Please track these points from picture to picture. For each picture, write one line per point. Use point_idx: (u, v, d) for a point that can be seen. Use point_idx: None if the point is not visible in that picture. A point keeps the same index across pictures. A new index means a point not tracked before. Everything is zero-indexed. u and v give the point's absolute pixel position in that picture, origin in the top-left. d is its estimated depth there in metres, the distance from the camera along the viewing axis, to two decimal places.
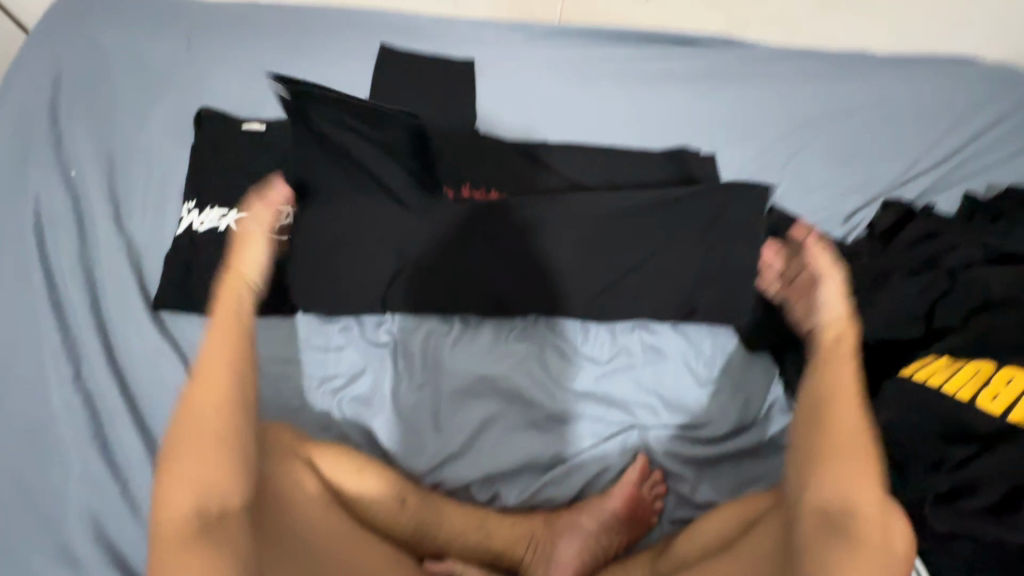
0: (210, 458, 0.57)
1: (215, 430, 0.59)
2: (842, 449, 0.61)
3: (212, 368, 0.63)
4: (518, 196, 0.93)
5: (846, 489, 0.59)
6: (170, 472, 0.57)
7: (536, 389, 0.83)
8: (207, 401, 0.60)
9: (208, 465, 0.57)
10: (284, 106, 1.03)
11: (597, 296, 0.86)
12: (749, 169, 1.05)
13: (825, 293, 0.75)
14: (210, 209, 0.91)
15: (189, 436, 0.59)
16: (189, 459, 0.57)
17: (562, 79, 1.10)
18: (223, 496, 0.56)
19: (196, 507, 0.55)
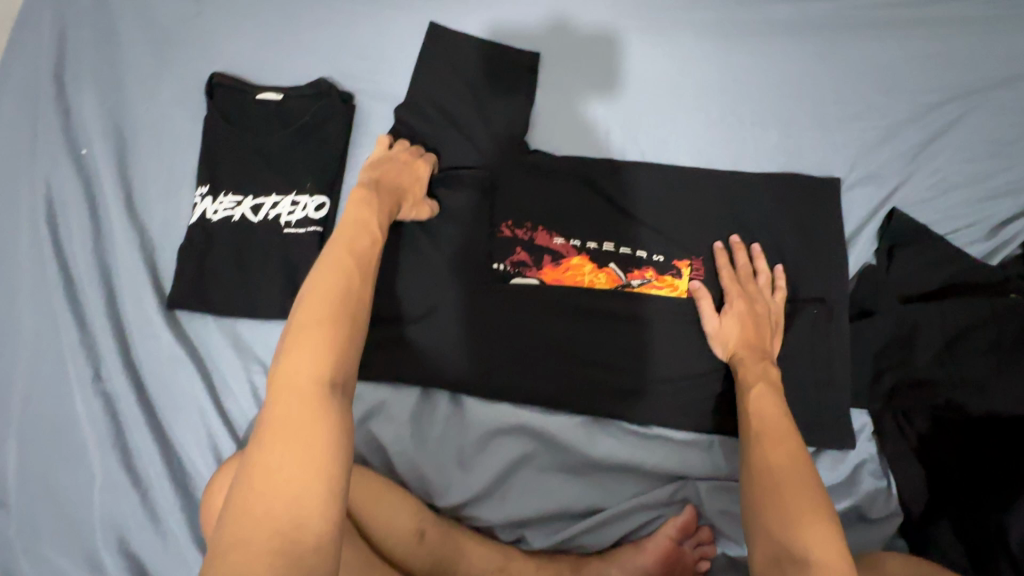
0: (320, 345, 0.52)
1: (326, 313, 0.54)
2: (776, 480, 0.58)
3: (351, 241, 0.63)
4: (569, 237, 0.80)
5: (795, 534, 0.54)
6: (292, 343, 0.52)
7: (571, 432, 0.73)
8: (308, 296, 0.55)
9: (322, 344, 0.52)
10: (303, 69, 0.89)
11: (662, 392, 0.75)
12: (866, 159, 0.82)
13: (728, 343, 0.72)
14: (224, 196, 0.83)
15: (310, 307, 0.54)
16: (309, 338, 0.52)
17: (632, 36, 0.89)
18: (335, 367, 0.51)
19: (325, 373, 0.50)
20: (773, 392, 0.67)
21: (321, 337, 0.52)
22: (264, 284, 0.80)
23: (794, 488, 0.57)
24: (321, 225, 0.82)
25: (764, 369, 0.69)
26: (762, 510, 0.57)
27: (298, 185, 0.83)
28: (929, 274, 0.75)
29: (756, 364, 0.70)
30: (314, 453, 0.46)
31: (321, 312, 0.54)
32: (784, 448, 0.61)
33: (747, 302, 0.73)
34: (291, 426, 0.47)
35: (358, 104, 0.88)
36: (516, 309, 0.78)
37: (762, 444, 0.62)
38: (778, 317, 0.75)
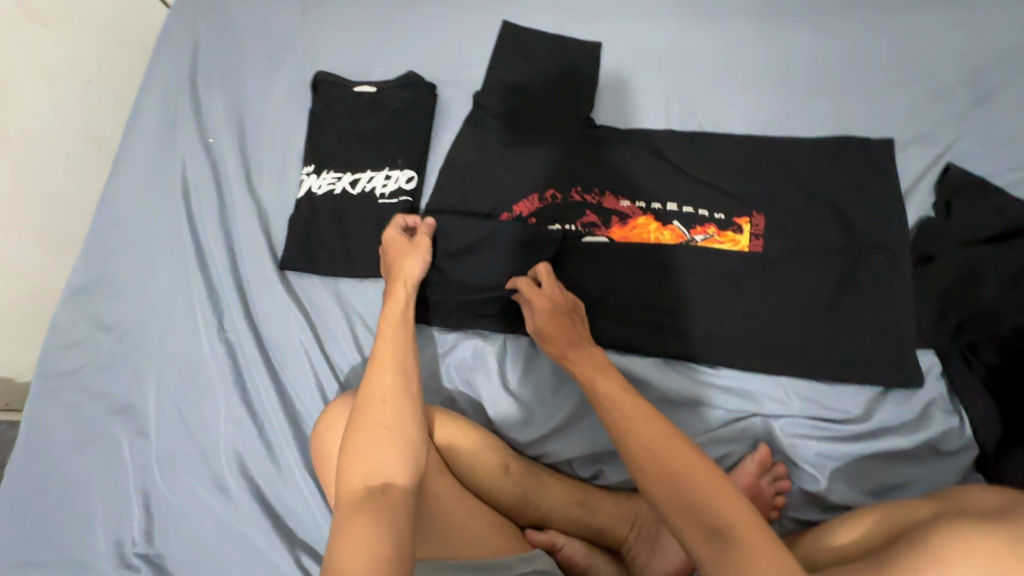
0: (384, 441, 0.64)
1: (381, 418, 0.66)
2: (670, 478, 0.54)
3: (382, 359, 0.71)
4: (635, 199, 0.89)
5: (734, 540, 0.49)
6: (350, 447, 0.64)
7: (648, 369, 0.79)
8: (359, 433, 0.65)
9: (381, 442, 0.64)
10: (392, 66, 1.02)
11: (726, 336, 0.79)
12: (918, 120, 0.87)
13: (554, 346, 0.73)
14: (327, 173, 0.95)
15: (360, 419, 0.66)
16: (370, 440, 0.64)
17: (684, 26, 0.98)
18: (385, 463, 0.62)
19: (370, 483, 0.61)
20: (613, 376, 0.66)
21: (371, 446, 0.63)
22: (362, 246, 0.91)
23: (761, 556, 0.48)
24: (410, 195, 0.93)
25: (589, 357, 0.70)
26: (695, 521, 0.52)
27: (390, 161, 0.94)
28: (989, 220, 0.77)
29: (582, 358, 0.70)
30: (376, 527, 0.56)
31: (370, 451, 0.63)
32: (662, 434, 0.57)
33: (551, 302, 0.75)
34: (347, 517, 0.58)
35: (440, 93, 1.00)
36: (583, 259, 0.84)
37: (626, 435, 0.59)
38: (579, 311, 0.77)
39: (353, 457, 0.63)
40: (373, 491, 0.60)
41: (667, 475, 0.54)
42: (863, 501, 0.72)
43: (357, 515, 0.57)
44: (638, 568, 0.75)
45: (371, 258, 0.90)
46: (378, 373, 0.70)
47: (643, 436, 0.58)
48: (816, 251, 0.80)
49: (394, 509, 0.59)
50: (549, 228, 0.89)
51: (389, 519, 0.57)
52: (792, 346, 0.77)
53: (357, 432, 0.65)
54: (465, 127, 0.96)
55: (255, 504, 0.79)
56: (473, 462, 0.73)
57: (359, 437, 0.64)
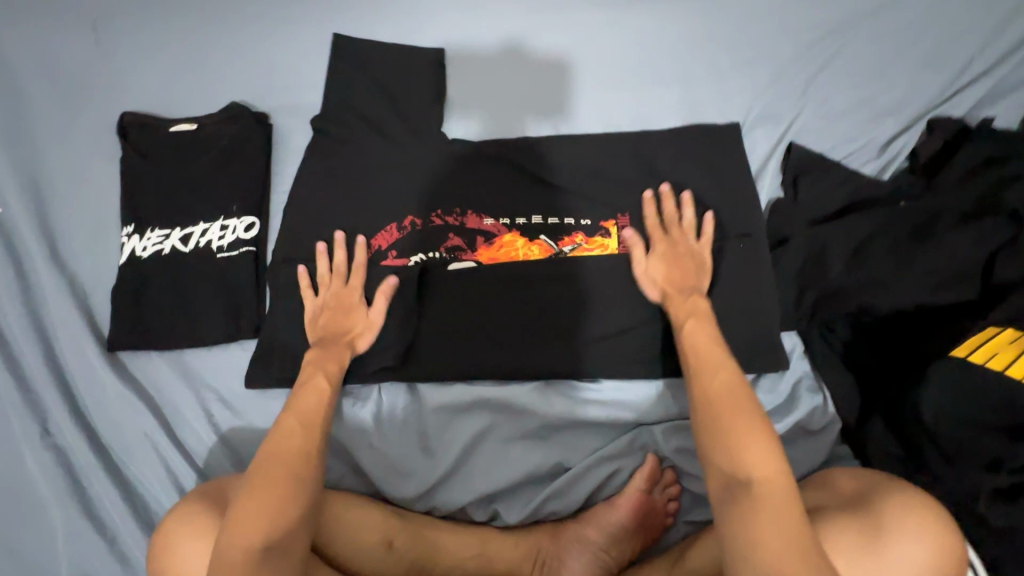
0: (284, 492, 0.60)
1: (291, 459, 0.63)
2: (731, 416, 0.60)
3: (298, 407, 0.68)
4: (498, 216, 0.84)
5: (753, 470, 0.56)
6: (247, 498, 0.59)
7: (528, 397, 0.75)
8: (264, 480, 0.61)
9: (286, 493, 0.60)
10: (213, 97, 0.90)
11: (603, 347, 0.77)
12: (760, 100, 0.87)
13: (663, 282, 0.74)
14: (152, 231, 0.83)
15: (262, 467, 0.62)
16: (266, 495, 0.60)
17: (529, 24, 0.93)
18: (286, 517, 0.59)
19: (268, 542, 0.58)
20: (702, 323, 0.70)
21: (273, 498, 0.60)
22: (204, 311, 0.80)
23: (770, 510, 0.54)
24: (253, 244, 0.83)
25: (692, 305, 0.72)
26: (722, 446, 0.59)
27: (224, 209, 0.84)
28: (829, 195, 0.79)
29: (684, 304, 0.72)
30: None
31: (268, 503, 0.59)
32: (729, 380, 0.63)
33: (668, 245, 0.77)
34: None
35: (273, 122, 0.89)
36: (452, 290, 0.80)
37: (702, 376, 0.65)
38: (703, 255, 0.77)
39: (253, 508, 0.59)
40: (271, 550, 0.58)
41: (719, 412, 0.61)
42: None
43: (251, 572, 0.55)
44: None
45: (217, 322, 0.80)
46: (291, 420, 0.67)
47: (719, 381, 0.63)
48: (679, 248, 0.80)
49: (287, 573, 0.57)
50: (412, 260, 0.83)
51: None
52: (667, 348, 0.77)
53: (262, 475, 0.61)
54: (307, 160, 0.87)
55: None
56: (354, 537, 0.69)
57: (260, 485, 0.60)
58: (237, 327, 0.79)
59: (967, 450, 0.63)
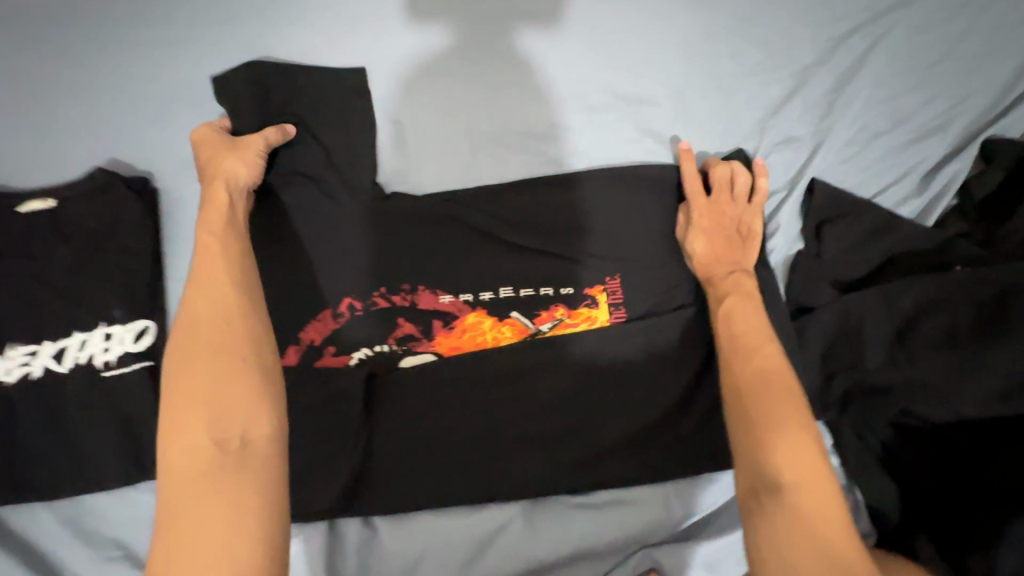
0: (220, 386, 0.46)
1: (210, 348, 0.48)
2: (768, 398, 0.52)
3: (207, 275, 0.52)
4: (458, 291, 0.67)
5: (791, 462, 0.49)
6: (170, 408, 0.46)
7: (511, 523, 0.63)
8: (189, 390, 0.46)
9: (224, 391, 0.46)
10: (74, 158, 0.69)
11: (596, 453, 0.64)
12: (774, 118, 0.69)
13: (703, 260, 0.64)
14: (13, 349, 0.65)
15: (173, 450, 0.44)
16: (191, 396, 0.46)
17: (476, 19, 0.69)
18: (223, 419, 0.45)
19: (215, 446, 0.44)
20: (749, 300, 0.61)
21: (196, 409, 0.45)
22: (95, 449, 0.64)
23: (823, 523, 0.46)
24: (151, 356, 0.66)
25: (739, 284, 0.62)
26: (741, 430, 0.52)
27: (104, 311, 0.65)
28: (857, 252, 0.65)
29: (731, 285, 0.62)
30: (224, 512, 0.42)
31: (191, 408, 0.45)
32: (763, 354, 0.56)
33: (713, 214, 0.65)
34: (191, 508, 0.42)
35: (157, 186, 0.69)
36: (406, 397, 0.65)
37: (734, 359, 0.57)
38: (752, 225, 0.66)
39: (180, 421, 0.45)
40: (217, 460, 0.44)
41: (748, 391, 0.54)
42: None
43: (202, 494, 0.43)
44: None
45: (114, 461, 0.64)
46: (199, 298, 0.50)
47: (769, 367, 0.55)
48: (681, 319, 0.66)
49: (260, 472, 0.44)
50: (355, 357, 0.66)
51: (253, 489, 0.44)
52: (670, 445, 0.65)
53: (176, 380, 0.47)
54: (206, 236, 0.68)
55: None
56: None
57: (183, 388, 0.46)
58: (145, 464, 0.64)
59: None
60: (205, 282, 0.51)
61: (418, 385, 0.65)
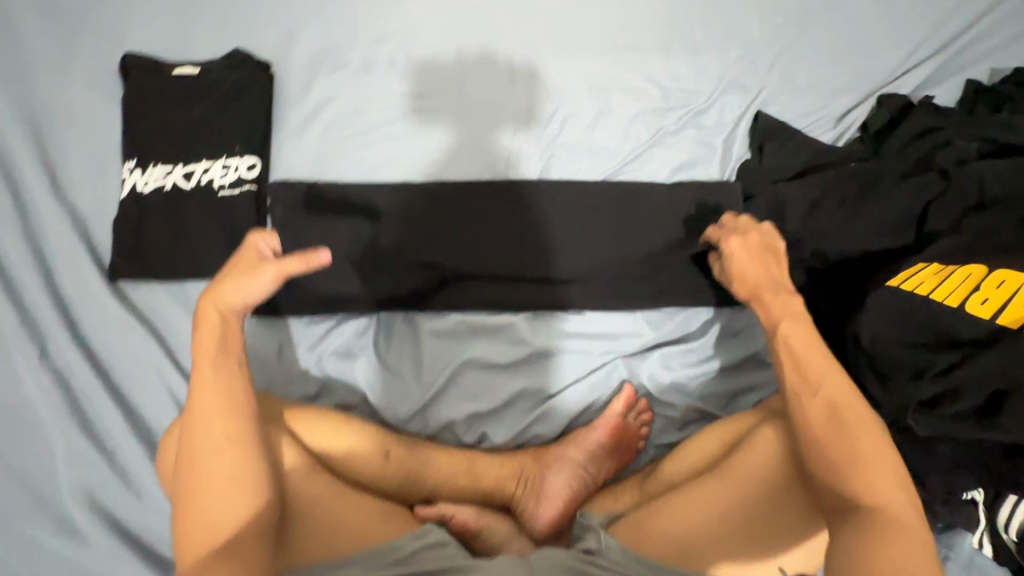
0: (217, 452, 0.61)
1: (206, 440, 0.61)
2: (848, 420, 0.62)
3: (202, 379, 0.64)
4: (492, 166, 0.88)
5: (861, 452, 0.60)
6: (192, 499, 0.60)
7: (518, 328, 0.82)
8: (208, 449, 0.61)
9: (210, 467, 0.60)
10: (214, 44, 0.92)
11: (586, 288, 0.82)
12: (734, 69, 0.94)
13: (747, 285, 0.74)
14: (153, 167, 0.85)
15: (198, 462, 0.60)
16: (205, 466, 0.60)
17: (468, 76, 0.92)
18: (234, 472, 0.60)
19: (224, 484, 0.60)
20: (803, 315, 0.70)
21: (212, 454, 0.61)
22: (205, 246, 0.82)
23: (875, 465, 0.59)
24: (255, 184, 0.86)
25: (791, 304, 0.71)
26: (831, 440, 0.61)
27: (227, 149, 0.87)
28: (791, 159, 0.87)
29: (778, 301, 0.71)
30: (233, 510, 0.59)
31: (222, 476, 0.60)
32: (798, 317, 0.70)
33: (744, 242, 0.75)
34: (217, 514, 0.59)
35: (275, 71, 0.91)
36: (442, 232, 0.83)
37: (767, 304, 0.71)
38: (775, 242, 0.77)
39: (200, 457, 0.61)
40: (216, 502, 0.59)
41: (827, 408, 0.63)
42: (713, 413, 0.81)
43: (218, 508, 0.59)
44: (530, 521, 0.78)
45: (216, 258, 0.82)
46: (202, 392, 0.63)
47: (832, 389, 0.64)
48: (657, 198, 0.85)
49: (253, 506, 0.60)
50: None
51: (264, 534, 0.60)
52: (642, 285, 0.83)
53: (196, 443, 0.61)
54: (306, 111, 0.91)
55: (116, 539, 0.72)
56: (348, 453, 0.73)
57: (198, 450, 0.61)
58: None
59: (905, 360, 0.70)
60: (208, 382, 0.64)
61: (454, 223, 0.83)
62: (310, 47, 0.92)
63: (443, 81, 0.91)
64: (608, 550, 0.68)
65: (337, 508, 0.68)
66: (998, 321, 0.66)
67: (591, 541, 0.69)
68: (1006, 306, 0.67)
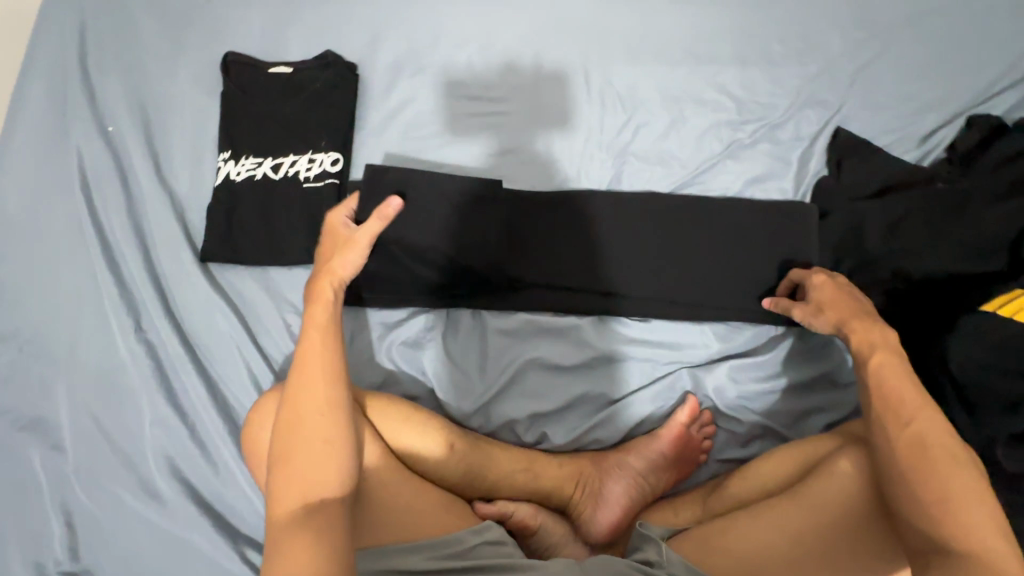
0: (312, 426, 0.64)
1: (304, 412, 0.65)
2: (935, 450, 0.60)
3: (309, 357, 0.67)
4: (565, 172, 0.90)
5: (946, 484, 0.58)
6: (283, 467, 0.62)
7: (584, 330, 0.82)
8: (305, 420, 0.64)
9: (306, 438, 0.63)
10: (306, 46, 0.97)
11: (654, 296, 0.83)
12: (814, 84, 0.92)
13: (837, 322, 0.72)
14: (246, 158, 0.91)
15: (300, 431, 0.63)
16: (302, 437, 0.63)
17: (544, 83, 0.94)
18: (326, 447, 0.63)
19: (316, 456, 0.62)
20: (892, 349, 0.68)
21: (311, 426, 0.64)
22: (289, 234, 0.87)
23: (961, 497, 0.57)
24: (337, 178, 0.90)
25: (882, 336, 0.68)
26: (913, 470, 0.59)
27: (313, 144, 0.91)
28: (872, 177, 0.85)
29: (868, 331, 0.69)
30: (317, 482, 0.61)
31: (314, 450, 0.63)
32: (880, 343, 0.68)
33: (832, 283, 0.76)
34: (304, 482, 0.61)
35: (361, 72, 0.96)
36: (517, 235, 0.86)
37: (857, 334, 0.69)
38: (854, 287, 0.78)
39: (297, 427, 0.64)
40: (307, 473, 0.62)
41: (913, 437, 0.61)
42: (779, 431, 0.79)
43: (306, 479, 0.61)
44: (586, 527, 0.78)
45: (299, 246, 0.86)
46: (305, 366, 0.67)
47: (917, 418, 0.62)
48: (730, 212, 0.86)
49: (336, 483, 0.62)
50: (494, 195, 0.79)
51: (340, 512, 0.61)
52: (711, 296, 0.83)
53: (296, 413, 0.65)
54: (387, 110, 0.95)
55: (192, 506, 0.76)
56: (417, 443, 0.75)
57: (296, 421, 0.64)
58: (318, 252, 0.86)
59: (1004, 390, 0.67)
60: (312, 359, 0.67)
61: (528, 226, 0.86)
62: (394, 50, 0.97)
63: (520, 86, 0.94)
64: (669, 564, 0.67)
65: (409, 497, 0.70)
66: None
67: (651, 553, 0.69)
68: None
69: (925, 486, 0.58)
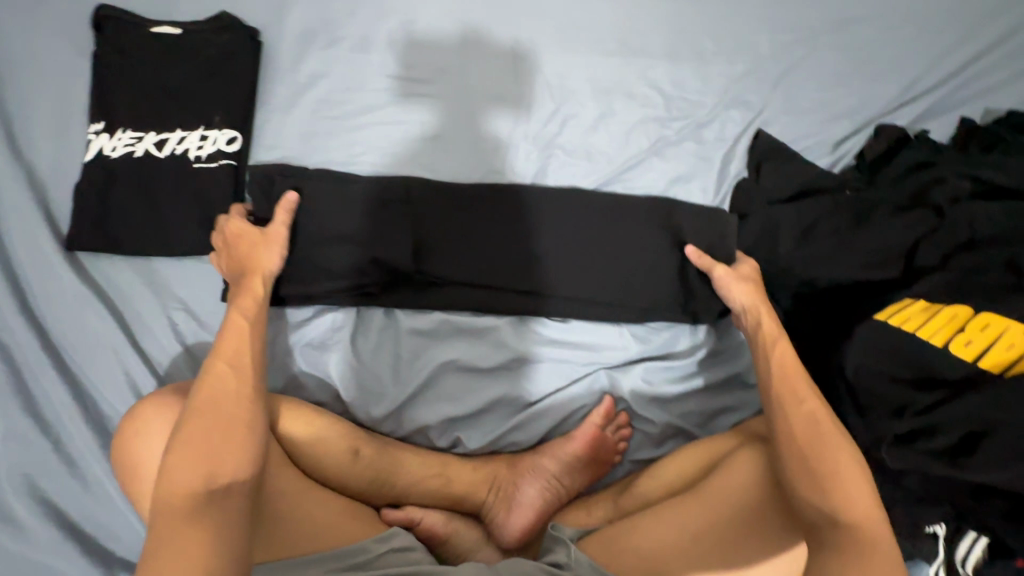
0: (221, 410, 0.60)
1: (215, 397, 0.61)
2: (825, 439, 0.63)
3: (232, 342, 0.65)
4: (488, 162, 0.85)
5: (837, 471, 0.61)
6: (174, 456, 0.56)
7: (503, 330, 0.80)
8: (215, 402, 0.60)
9: (212, 425, 0.59)
10: (198, 5, 0.86)
11: (575, 296, 0.81)
12: (739, 84, 0.92)
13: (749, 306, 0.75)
14: (123, 131, 0.79)
15: (208, 414, 0.59)
16: (206, 423, 0.59)
17: (470, 65, 0.88)
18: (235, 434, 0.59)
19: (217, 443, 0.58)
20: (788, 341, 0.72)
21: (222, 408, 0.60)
22: (176, 220, 0.77)
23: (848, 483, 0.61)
24: (234, 159, 0.80)
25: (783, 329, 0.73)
26: (805, 463, 0.62)
27: (205, 119, 0.81)
28: (787, 181, 0.86)
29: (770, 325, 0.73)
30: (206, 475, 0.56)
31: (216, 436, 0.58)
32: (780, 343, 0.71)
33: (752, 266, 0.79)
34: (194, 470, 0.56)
35: (264, 39, 0.86)
36: (437, 228, 0.80)
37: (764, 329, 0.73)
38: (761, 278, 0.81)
39: (204, 410, 0.59)
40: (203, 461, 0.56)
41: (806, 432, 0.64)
42: (690, 431, 0.81)
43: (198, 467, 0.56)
44: (498, 530, 0.77)
45: (186, 234, 0.77)
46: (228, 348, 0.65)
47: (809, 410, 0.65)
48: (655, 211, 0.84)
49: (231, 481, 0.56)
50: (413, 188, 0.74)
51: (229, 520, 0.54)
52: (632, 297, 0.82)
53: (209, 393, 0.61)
54: (294, 84, 0.85)
55: (55, 529, 0.67)
56: (321, 449, 0.71)
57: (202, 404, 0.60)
58: (209, 242, 0.77)
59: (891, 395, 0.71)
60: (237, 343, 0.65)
61: (448, 220, 0.80)
62: (303, 17, 0.87)
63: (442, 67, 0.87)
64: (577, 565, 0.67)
65: (309, 507, 0.65)
66: (978, 364, 0.68)
67: (561, 554, 0.69)
68: (988, 348, 0.68)
69: (819, 471, 0.61)
